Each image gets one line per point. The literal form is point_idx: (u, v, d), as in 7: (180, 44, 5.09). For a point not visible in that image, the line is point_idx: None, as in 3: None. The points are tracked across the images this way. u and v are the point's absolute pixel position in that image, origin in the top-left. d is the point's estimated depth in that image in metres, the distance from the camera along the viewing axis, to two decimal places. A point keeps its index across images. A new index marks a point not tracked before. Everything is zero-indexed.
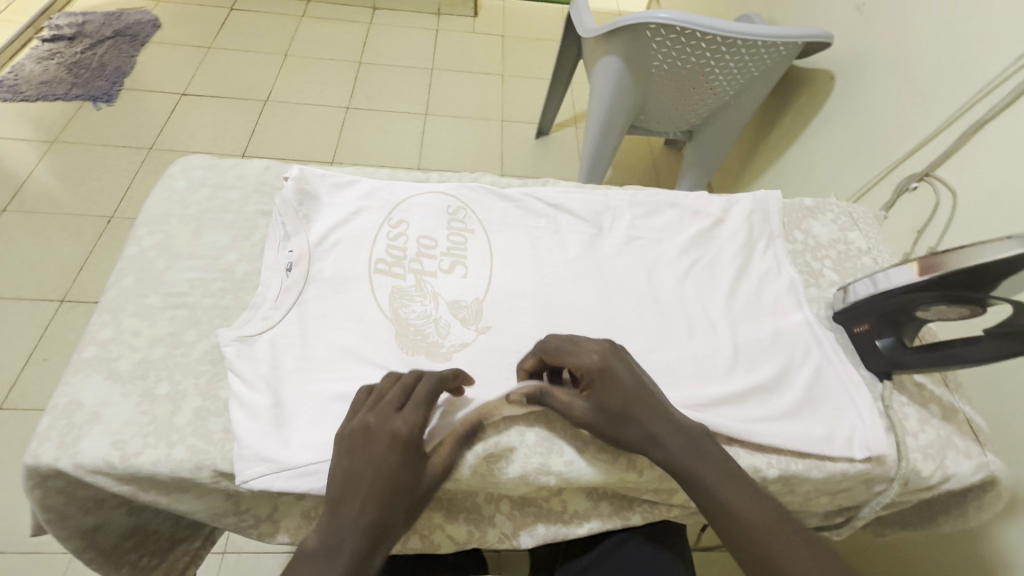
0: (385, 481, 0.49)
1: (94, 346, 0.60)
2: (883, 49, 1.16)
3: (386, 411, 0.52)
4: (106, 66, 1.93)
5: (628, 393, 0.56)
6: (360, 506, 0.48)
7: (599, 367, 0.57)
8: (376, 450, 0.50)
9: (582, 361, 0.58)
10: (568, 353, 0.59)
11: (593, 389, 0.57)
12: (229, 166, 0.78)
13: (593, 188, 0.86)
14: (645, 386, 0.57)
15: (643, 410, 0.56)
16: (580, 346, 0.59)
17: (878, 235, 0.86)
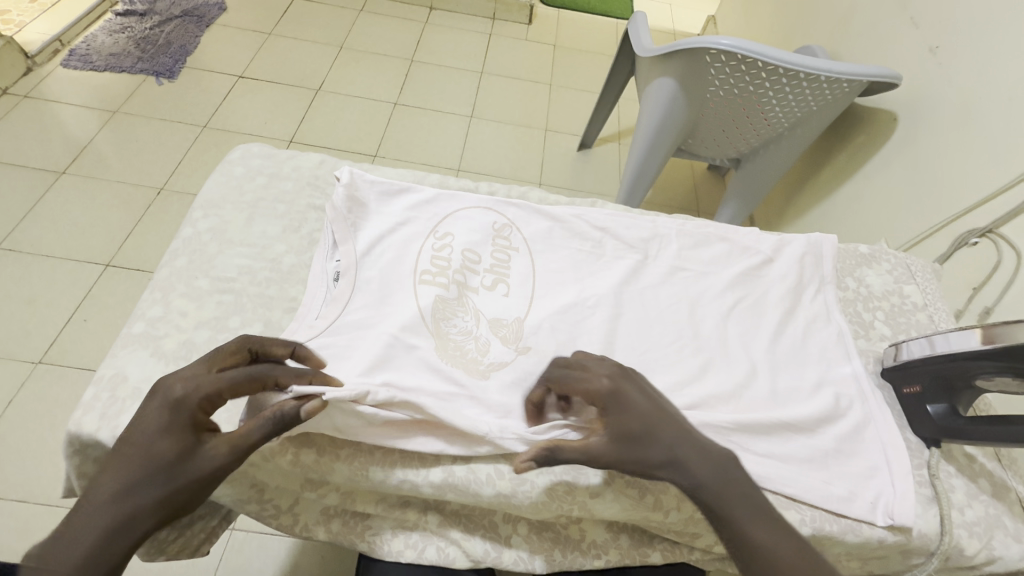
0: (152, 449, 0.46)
1: (143, 322, 0.62)
2: (955, 95, 1.10)
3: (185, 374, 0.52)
4: (172, 43, 2.00)
5: (644, 419, 0.54)
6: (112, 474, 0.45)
7: (610, 389, 0.55)
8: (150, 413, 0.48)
9: (593, 386, 0.56)
10: (577, 377, 0.57)
11: (607, 415, 0.54)
12: (286, 158, 0.80)
13: (640, 213, 0.85)
14: (659, 408, 0.55)
15: (666, 435, 0.53)
16: (589, 373, 0.57)
17: (936, 291, 0.82)
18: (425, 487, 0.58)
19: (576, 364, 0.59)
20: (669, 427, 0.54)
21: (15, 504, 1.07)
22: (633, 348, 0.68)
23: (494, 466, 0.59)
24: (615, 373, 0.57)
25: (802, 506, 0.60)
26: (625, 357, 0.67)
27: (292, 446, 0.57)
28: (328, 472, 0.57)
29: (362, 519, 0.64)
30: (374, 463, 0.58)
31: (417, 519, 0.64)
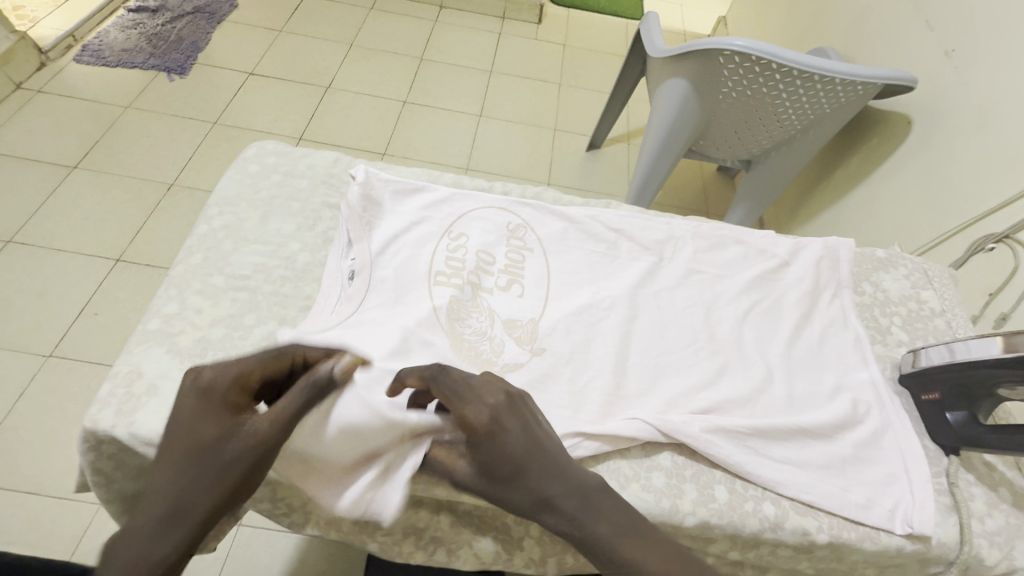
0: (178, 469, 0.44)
1: (159, 319, 0.62)
2: (972, 98, 1.09)
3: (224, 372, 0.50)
4: (183, 39, 2.01)
5: (520, 462, 0.47)
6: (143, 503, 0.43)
7: (489, 426, 0.48)
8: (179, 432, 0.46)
9: (471, 418, 0.48)
10: (458, 398, 0.49)
11: (479, 450, 0.48)
12: (301, 156, 0.80)
13: (654, 215, 0.85)
14: (535, 442, 0.48)
15: (535, 474, 0.47)
16: (473, 395, 0.49)
17: (955, 297, 0.81)
18: (439, 488, 0.57)
19: (465, 377, 0.50)
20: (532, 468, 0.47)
21: (27, 496, 1.08)
22: (648, 351, 0.67)
23: None
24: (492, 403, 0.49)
25: (818, 513, 0.59)
26: (640, 359, 0.66)
27: None
28: None
29: (374, 518, 0.64)
30: None
31: (429, 520, 0.63)
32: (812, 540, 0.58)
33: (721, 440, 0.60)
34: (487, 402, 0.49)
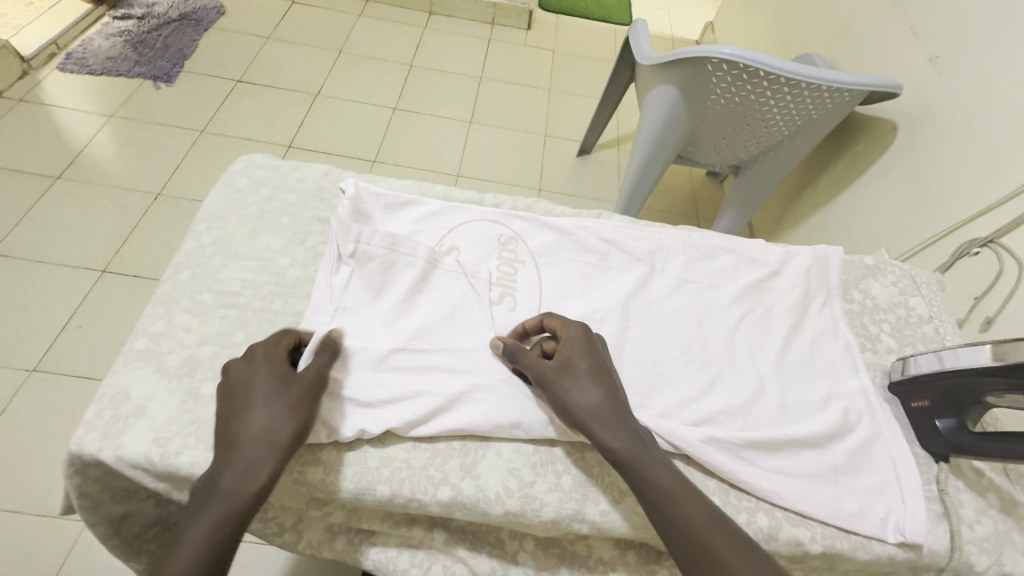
0: (239, 484, 0.47)
1: (146, 337, 0.61)
2: (955, 104, 1.11)
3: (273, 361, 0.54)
4: (169, 47, 1.99)
5: (630, 429, 0.53)
6: (197, 518, 0.45)
7: (606, 400, 0.54)
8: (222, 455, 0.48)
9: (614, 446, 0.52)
10: (599, 430, 0.53)
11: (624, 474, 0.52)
12: (290, 169, 0.79)
13: (645, 224, 0.85)
14: (667, 478, 0.51)
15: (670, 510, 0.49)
16: (609, 430, 0.53)
17: (942, 303, 0.82)
18: (433, 507, 0.56)
19: (596, 414, 0.54)
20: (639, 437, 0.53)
21: (8, 514, 1.05)
22: (641, 362, 0.67)
23: (503, 483, 0.57)
24: (594, 371, 0.56)
25: (811, 522, 0.59)
26: (632, 370, 0.66)
27: (298, 464, 0.55)
28: (334, 490, 0.55)
29: (366, 536, 0.64)
30: (381, 481, 0.56)
31: (423, 537, 0.63)
32: (806, 550, 0.58)
33: (715, 451, 0.61)
34: (590, 371, 0.56)
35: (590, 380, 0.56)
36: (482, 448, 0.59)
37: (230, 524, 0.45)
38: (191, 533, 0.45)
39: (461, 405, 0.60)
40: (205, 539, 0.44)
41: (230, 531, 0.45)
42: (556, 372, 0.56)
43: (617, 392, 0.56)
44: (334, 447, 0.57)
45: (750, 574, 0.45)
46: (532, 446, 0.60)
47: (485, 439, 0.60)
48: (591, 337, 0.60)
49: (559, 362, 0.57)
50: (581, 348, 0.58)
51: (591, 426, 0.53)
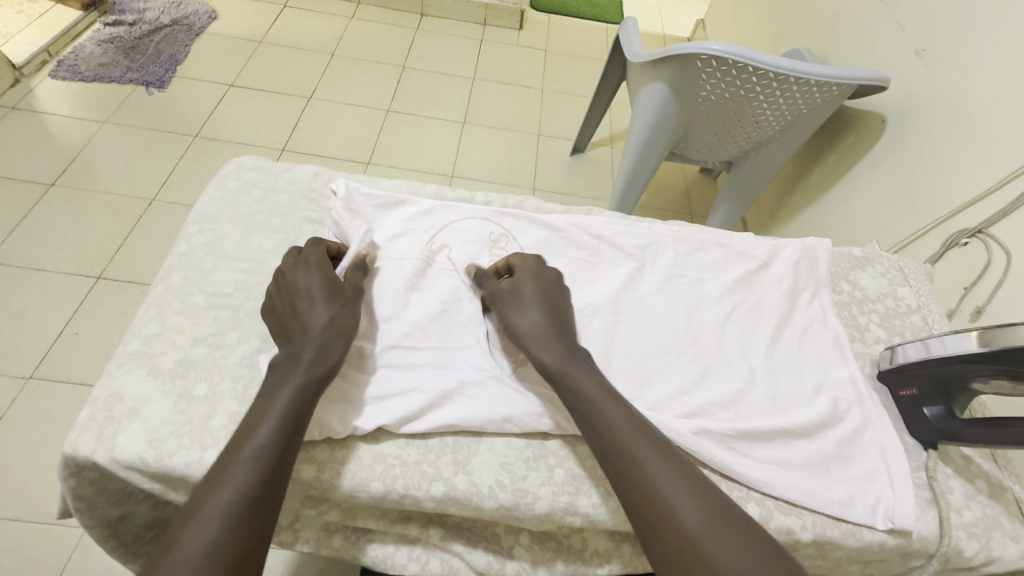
0: (295, 393, 0.51)
1: (139, 340, 0.61)
2: (942, 96, 1.12)
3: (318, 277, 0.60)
4: (162, 52, 1.99)
5: (561, 346, 0.59)
6: (254, 430, 0.48)
7: (545, 322, 0.61)
8: (279, 369, 0.53)
9: (540, 357, 0.58)
10: (532, 343, 0.59)
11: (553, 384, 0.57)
12: (281, 171, 0.79)
13: (636, 220, 0.86)
14: (593, 386, 0.55)
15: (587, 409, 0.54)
16: (540, 342, 0.59)
17: (930, 293, 0.83)
18: (426, 502, 0.56)
19: (534, 330, 0.60)
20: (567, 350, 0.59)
21: (6, 522, 1.05)
22: (632, 356, 0.68)
23: (496, 478, 0.57)
24: (539, 296, 0.63)
25: (801, 511, 0.60)
26: (624, 364, 0.67)
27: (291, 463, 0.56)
28: (328, 487, 0.56)
29: (362, 533, 0.64)
30: (374, 478, 0.56)
31: (418, 533, 0.63)
32: (797, 539, 0.59)
33: (706, 441, 0.61)
34: (536, 296, 0.63)
35: (533, 302, 0.62)
36: (474, 444, 0.60)
37: (288, 430, 0.49)
38: (249, 442, 0.47)
39: (454, 401, 0.60)
40: (265, 444, 0.47)
41: (288, 438, 0.48)
42: (506, 295, 0.63)
43: (559, 314, 0.63)
44: (328, 445, 0.57)
45: (658, 466, 0.49)
46: (524, 441, 0.61)
47: (477, 435, 0.60)
48: (541, 268, 0.67)
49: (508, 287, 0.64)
50: (530, 277, 0.65)
51: (524, 338, 0.60)
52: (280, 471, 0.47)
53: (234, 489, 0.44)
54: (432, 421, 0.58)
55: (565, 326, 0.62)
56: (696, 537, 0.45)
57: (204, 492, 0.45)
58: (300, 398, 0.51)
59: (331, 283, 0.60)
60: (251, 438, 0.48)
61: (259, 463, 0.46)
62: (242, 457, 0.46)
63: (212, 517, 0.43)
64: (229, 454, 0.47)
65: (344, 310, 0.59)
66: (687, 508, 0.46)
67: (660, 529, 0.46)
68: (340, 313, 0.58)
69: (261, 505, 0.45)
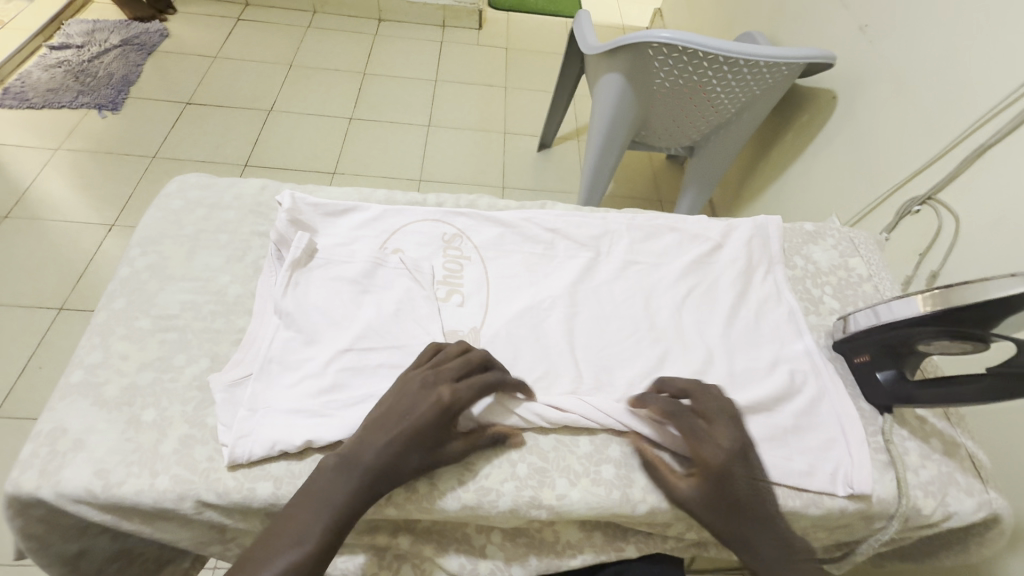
0: (335, 514, 0.50)
1: (82, 369, 0.59)
2: (887, 69, 1.14)
3: (442, 376, 0.57)
4: (113, 74, 1.94)
5: (744, 471, 0.57)
6: (285, 546, 0.48)
7: (733, 444, 0.57)
8: (328, 478, 0.51)
9: (707, 455, 0.56)
10: (705, 445, 0.57)
11: (705, 487, 0.56)
12: (226, 186, 0.78)
13: (590, 211, 0.86)
14: (754, 500, 0.56)
15: (750, 521, 0.55)
16: (710, 441, 0.57)
17: (881, 262, 0.85)
18: (389, 508, 0.56)
19: (711, 438, 0.58)
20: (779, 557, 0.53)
21: None
22: (591, 346, 0.68)
23: (458, 478, 0.57)
24: (727, 504, 0.55)
25: None
26: (584, 354, 0.67)
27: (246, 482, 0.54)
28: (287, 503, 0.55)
29: None
30: None
31: (387, 542, 0.62)
32: None
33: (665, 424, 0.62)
34: (731, 418, 0.60)
35: (726, 515, 0.55)
36: None
37: (321, 551, 0.48)
38: (274, 561, 0.47)
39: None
40: (286, 568, 0.47)
41: (312, 570, 0.48)
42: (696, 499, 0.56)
43: (761, 516, 0.55)
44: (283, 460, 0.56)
45: None
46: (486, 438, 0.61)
47: None
48: (730, 464, 0.56)
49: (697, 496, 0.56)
50: (717, 485, 0.55)
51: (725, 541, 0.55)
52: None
53: None
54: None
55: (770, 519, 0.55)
56: None
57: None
58: (343, 518, 0.50)
59: (441, 413, 0.55)
60: (279, 557, 0.47)
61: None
62: (265, 574, 0.46)
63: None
64: (257, 558, 0.47)
65: (421, 446, 0.54)
66: None
67: None
68: (412, 465, 0.54)
69: None
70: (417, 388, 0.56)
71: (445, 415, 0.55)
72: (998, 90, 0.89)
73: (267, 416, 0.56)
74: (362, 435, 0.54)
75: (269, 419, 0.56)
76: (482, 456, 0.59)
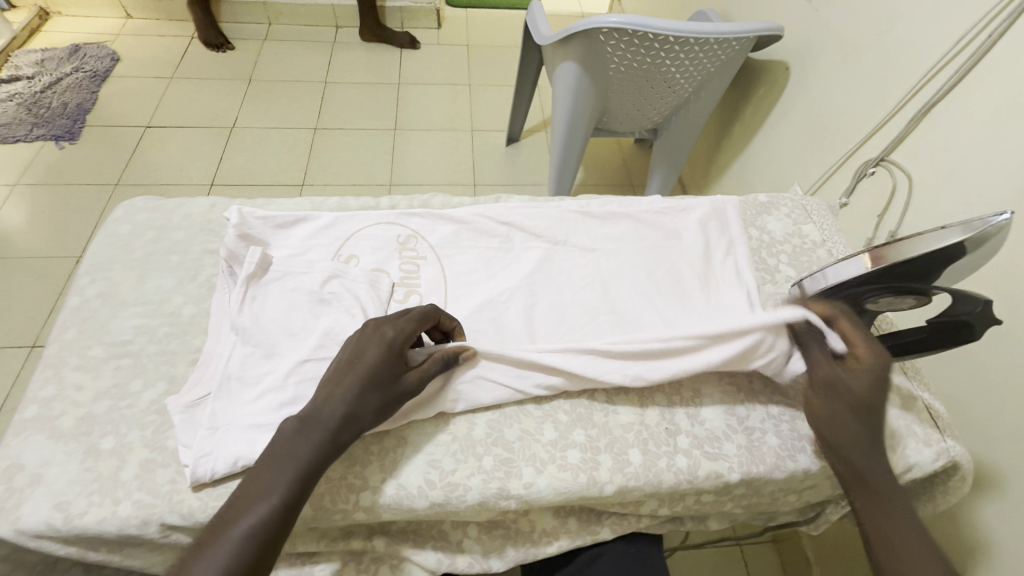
0: (299, 469, 0.49)
1: (36, 404, 0.59)
2: (832, 36, 1.15)
3: (380, 321, 0.58)
4: (67, 103, 1.90)
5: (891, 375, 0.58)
6: (252, 505, 0.47)
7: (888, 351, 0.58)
8: (288, 437, 0.51)
9: (868, 353, 0.58)
10: (861, 336, 0.59)
11: (856, 375, 0.57)
12: (174, 207, 0.77)
13: (543, 201, 0.86)
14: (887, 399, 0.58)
15: (877, 416, 0.57)
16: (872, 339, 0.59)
17: (833, 226, 0.86)
18: (358, 513, 0.56)
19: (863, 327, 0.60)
20: (895, 480, 0.55)
21: None
22: (552, 333, 0.69)
23: (424, 477, 0.58)
24: (873, 400, 0.56)
25: (727, 453, 0.62)
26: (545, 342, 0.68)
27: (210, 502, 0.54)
28: None
29: (307, 556, 0.62)
30: None
31: (363, 546, 0.62)
32: (726, 481, 0.61)
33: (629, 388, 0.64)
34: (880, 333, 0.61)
35: (867, 411, 0.56)
36: (399, 447, 0.60)
37: (288, 505, 0.48)
38: (240, 520, 0.46)
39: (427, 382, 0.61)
40: (256, 524, 0.46)
41: (281, 523, 0.47)
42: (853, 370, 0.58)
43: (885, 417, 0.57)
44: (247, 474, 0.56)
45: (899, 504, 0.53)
46: (450, 435, 0.61)
47: (402, 437, 0.61)
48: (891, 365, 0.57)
49: (849, 381, 0.57)
50: (875, 379, 0.57)
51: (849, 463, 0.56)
52: (270, 552, 0.46)
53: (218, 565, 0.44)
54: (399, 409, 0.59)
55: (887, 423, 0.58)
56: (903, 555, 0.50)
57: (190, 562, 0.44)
58: (308, 472, 0.50)
59: (389, 353, 0.56)
60: (245, 517, 0.46)
61: (249, 547, 0.45)
62: (233, 534, 0.46)
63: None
64: (224, 520, 0.46)
65: (378, 387, 0.55)
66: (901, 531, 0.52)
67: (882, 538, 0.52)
68: (371, 409, 0.54)
69: None
70: (362, 337, 0.57)
71: (391, 352, 0.56)
72: (935, 49, 0.90)
73: (229, 434, 0.56)
74: (321, 393, 0.54)
75: (231, 437, 0.55)
76: (449, 452, 0.60)
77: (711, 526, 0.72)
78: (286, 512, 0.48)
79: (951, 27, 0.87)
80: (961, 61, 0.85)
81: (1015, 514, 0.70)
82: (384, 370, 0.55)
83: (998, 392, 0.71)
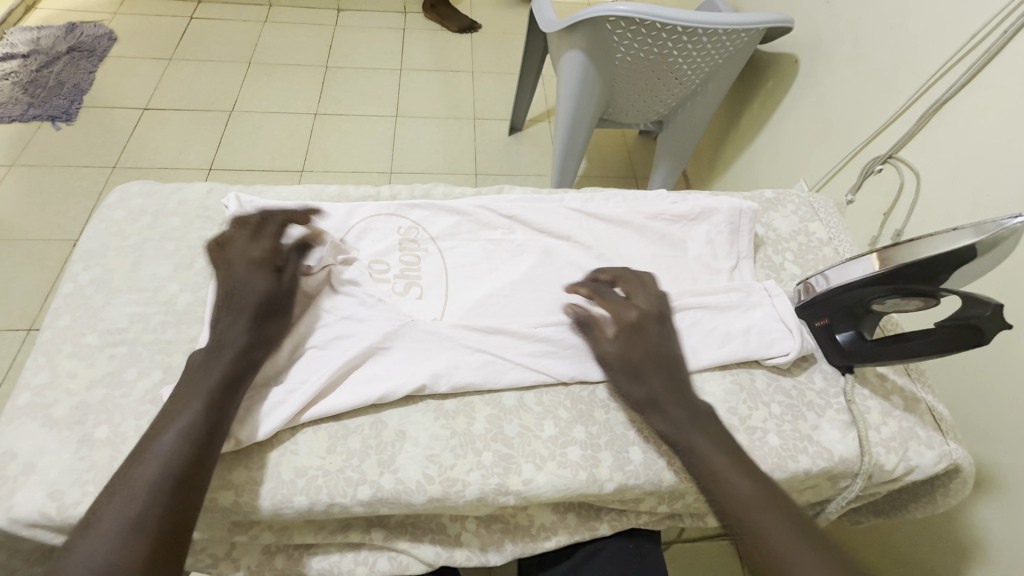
0: (217, 382, 0.53)
1: (28, 392, 0.58)
2: (844, 29, 1.13)
3: (244, 242, 0.62)
4: (63, 83, 1.86)
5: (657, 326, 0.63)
6: (175, 417, 0.50)
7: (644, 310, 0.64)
8: (199, 362, 0.54)
9: (624, 313, 0.63)
10: (611, 302, 0.65)
11: (619, 337, 0.62)
12: (171, 192, 0.76)
13: (547, 194, 0.85)
14: (668, 356, 0.61)
15: (654, 379, 0.59)
16: (626, 302, 0.65)
17: (839, 224, 0.85)
18: (356, 507, 0.56)
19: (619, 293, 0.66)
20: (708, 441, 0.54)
21: None
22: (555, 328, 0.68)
23: (423, 471, 0.57)
24: (643, 357, 0.60)
25: None
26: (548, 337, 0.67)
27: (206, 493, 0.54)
28: (251, 510, 0.55)
29: (306, 547, 0.62)
30: (297, 492, 0.55)
31: (361, 539, 0.62)
32: None
33: None
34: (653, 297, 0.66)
35: (635, 367, 0.60)
36: (398, 442, 0.59)
37: (213, 411, 0.51)
38: (167, 432, 0.49)
39: (387, 374, 0.61)
40: (187, 430, 0.49)
41: (210, 425, 0.51)
42: (651, 409, 0.58)
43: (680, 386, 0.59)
44: (245, 467, 0.56)
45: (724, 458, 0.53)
46: (449, 429, 0.61)
47: (400, 431, 0.60)
48: (647, 318, 0.63)
49: (620, 345, 0.62)
50: (634, 335, 0.62)
51: (701, 484, 0.53)
52: (208, 450, 0.50)
53: (155, 468, 0.47)
54: (370, 391, 0.60)
55: (677, 381, 0.59)
56: (752, 505, 0.49)
57: (127, 470, 0.47)
58: (227, 381, 0.53)
59: (264, 267, 0.60)
60: (172, 427, 0.49)
61: (185, 449, 0.48)
62: (163, 443, 0.48)
63: (134, 498, 0.45)
64: (151, 436, 0.49)
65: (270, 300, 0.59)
66: (741, 484, 0.50)
67: (731, 511, 0.49)
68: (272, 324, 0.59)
69: (188, 480, 0.47)
70: (231, 261, 0.60)
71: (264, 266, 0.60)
72: (948, 44, 0.88)
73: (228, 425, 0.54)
74: (220, 320, 0.57)
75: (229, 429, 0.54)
76: (447, 446, 0.59)
77: (709, 523, 0.72)
78: (214, 414, 0.51)
79: (967, 22, 0.85)
80: (974, 58, 0.84)
81: (1013, 515, 0.70)
82: (264, 285, 0.59)
83: (1001, 395, 0.71)
